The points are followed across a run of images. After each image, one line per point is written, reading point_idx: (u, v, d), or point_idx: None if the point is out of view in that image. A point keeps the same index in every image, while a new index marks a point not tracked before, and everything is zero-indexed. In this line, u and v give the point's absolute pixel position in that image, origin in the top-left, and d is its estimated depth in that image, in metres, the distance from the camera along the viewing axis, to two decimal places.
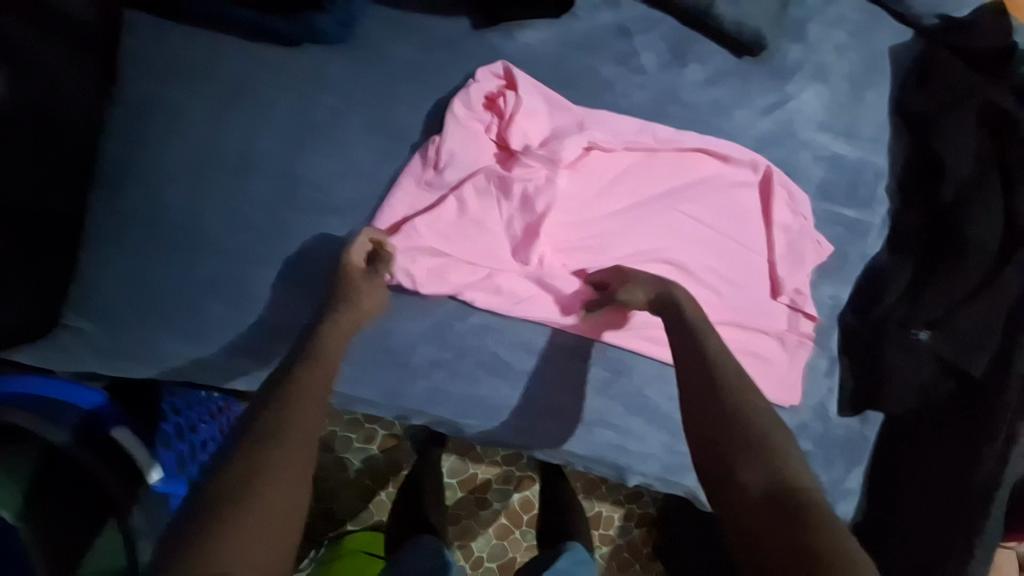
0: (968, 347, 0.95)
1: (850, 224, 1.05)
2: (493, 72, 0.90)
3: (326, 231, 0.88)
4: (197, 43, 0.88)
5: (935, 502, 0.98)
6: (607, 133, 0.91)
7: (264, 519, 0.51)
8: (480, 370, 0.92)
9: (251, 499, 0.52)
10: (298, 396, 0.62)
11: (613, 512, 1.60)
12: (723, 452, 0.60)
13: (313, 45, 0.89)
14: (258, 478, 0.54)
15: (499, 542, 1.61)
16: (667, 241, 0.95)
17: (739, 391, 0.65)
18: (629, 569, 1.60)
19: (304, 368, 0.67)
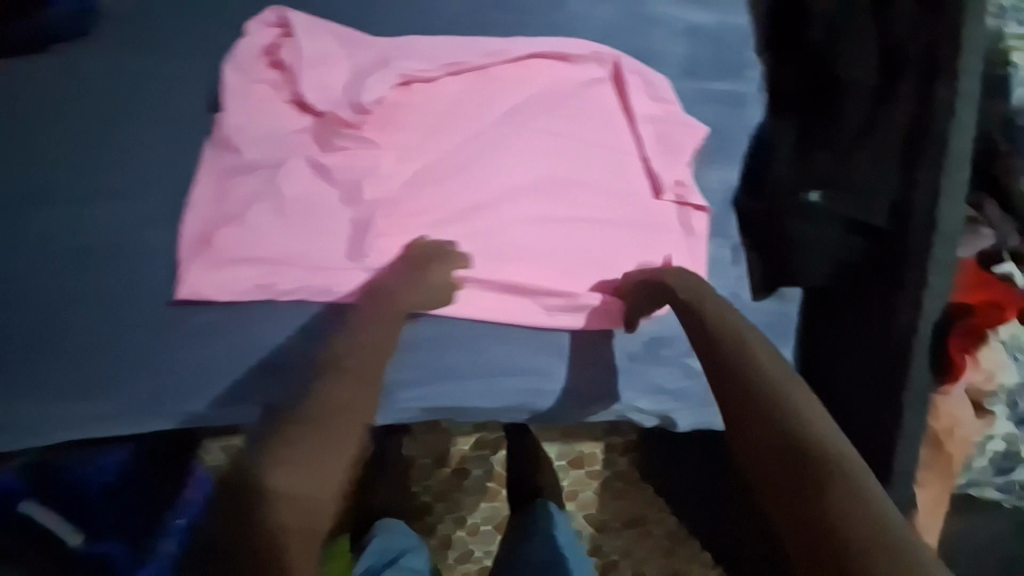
0: (864, 197, 0.87)
1: (725, 98, 0.97)
2: (265, 22, 0.77)
3: (139, 246, 0.78)
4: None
5: (866, 366, 0.93)
6: (419, 60, 0.81)
7: (314, 448, 0.62)
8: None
9: (306, 432, 0.63)
10: (349, 348, 0.71)
11: (595, 449, 1.57)
12: (732, 422, 0.62)
13: (66, 42, 0.79)
14: (312, 418, 0.64)
15: (491, 505, 1.56)
16: (523, 166, 0.88)
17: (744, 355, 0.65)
18: (625, 496, 1.58)
19: (355, 333, 0.73)
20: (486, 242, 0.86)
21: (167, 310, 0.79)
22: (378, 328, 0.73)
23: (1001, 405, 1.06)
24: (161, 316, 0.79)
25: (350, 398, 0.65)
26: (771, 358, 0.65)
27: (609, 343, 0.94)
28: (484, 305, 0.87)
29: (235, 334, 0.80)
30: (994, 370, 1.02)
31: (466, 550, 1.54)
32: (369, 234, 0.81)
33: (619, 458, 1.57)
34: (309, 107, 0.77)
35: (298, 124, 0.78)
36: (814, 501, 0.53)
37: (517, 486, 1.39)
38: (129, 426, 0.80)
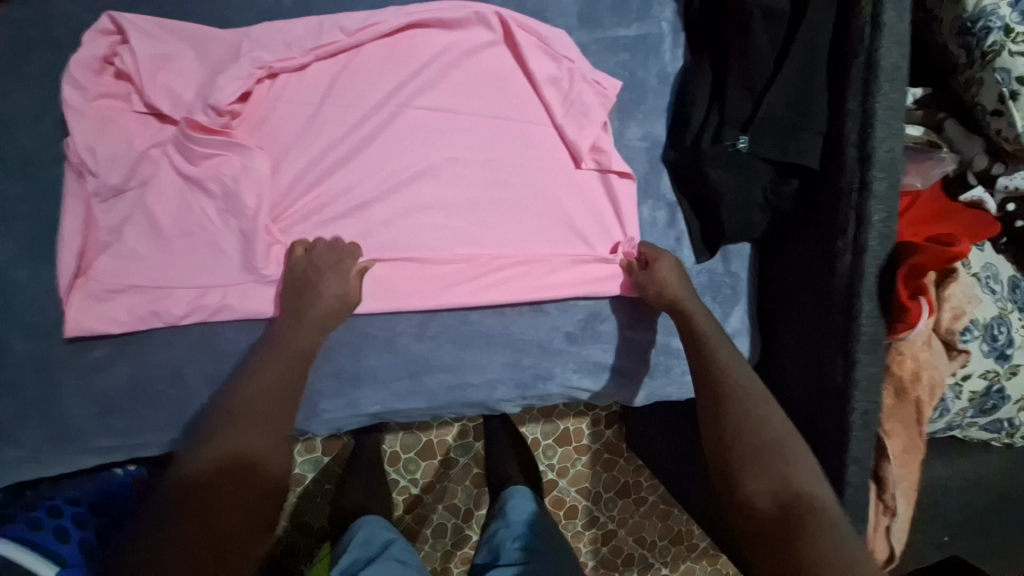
0: (788, 136, 0.80)
1: (635, 45, 0.89)
2: (100, 29, 0.70)
3: (25, 286, 0.75)
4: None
5: (815, 317, 0.87)
6: (277, 48, 0.73)
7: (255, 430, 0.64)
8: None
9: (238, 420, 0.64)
10: (261, 377, 0.69)
11: (580, 424, 1.50)
12: (734, 462, 0.66)
13: None
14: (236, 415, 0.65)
15: (480, 491, 1.48)
16: (417, 149, 0.81)
17: (748, 397, 0.71)
18: (616, 468, 1.53)
19: (263, 361, 0.71)
20: (389, 236, 0.81)
21: (56, 346, 0.75)
22: (281, 361, 0.70)
23: (977, 342, 0.98)
24: (49, 356, 0.75)
25: (271, 387, 0.68)
26: (773, 407, 0.70)
27: (539, 326, 0.89)
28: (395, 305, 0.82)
29: (131, 367, 0.76)
30: (963, 305, 0.95)
31: (462, 537, 1.47)
32: (256, 245, 0.74)
33: (606, 431, 1.51)
34: (165, 116, 0.71)
35: (156, 137, 0.72)
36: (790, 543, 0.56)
37: (492, 470, 1.37)
38: (28, 471, 0.76)
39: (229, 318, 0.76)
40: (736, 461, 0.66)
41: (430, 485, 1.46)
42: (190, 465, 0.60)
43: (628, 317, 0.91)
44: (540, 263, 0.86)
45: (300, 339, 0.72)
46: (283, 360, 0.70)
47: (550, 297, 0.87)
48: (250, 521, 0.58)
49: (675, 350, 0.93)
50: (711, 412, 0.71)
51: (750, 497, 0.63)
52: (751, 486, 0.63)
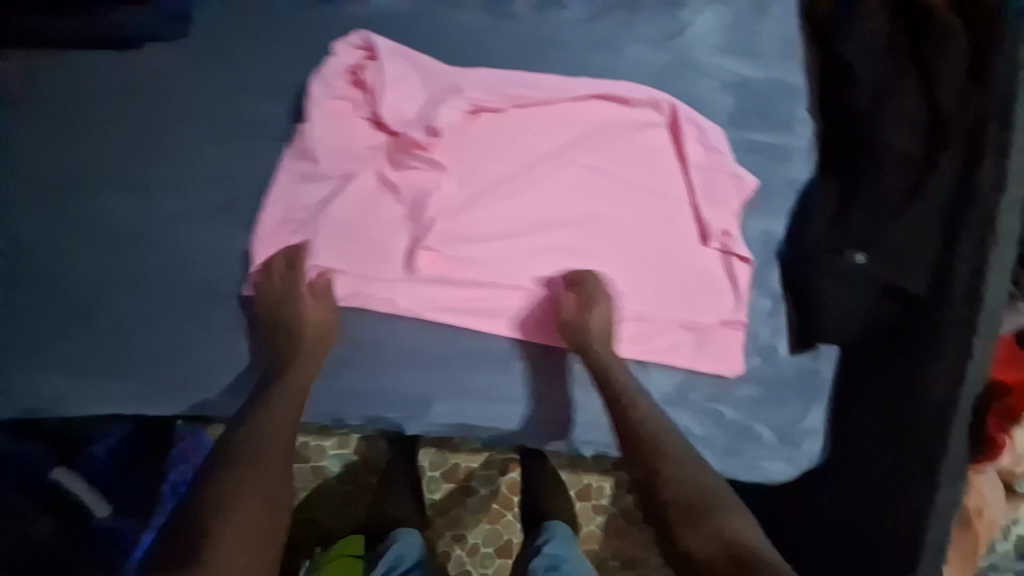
0: (904, 263, 0.89)
1: (768, 150, 0.97)
2: (350, 43, 0.81)
3: (197, 242, 0.80)
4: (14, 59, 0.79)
5: (893, 431, 0.94)
6: (486, 90, 0.84)
7: (235, 539, 0.65)
8: (406, 356, 0.89)
9: (222, 522, 0.65)
10: (270, 417, 0.74)
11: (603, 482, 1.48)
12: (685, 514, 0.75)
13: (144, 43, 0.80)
14: (237, 489, 0.68)
15: (494, 528, 1.43)
16: (573, 198, 0.90)
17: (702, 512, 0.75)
18: (629, 536, 1.47)
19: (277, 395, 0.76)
20: (532, 270, 0.89)
21: (214, 301, 0.81)
22: (290, 399, 0.76)
23: None
24: (209, 311, 0.81)
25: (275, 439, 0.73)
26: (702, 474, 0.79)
27: (634, 383, 0.94)
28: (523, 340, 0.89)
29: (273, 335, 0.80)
30: None
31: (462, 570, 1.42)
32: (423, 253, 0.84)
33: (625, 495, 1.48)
34: (384, 126, 0.81)
35: (370, 140, 0.82)
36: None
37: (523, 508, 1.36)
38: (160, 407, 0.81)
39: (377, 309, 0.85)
40: (689, 510, 0.75)
41: (447, 509, 1.42)
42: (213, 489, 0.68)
43: (715, 390, 0.98)
44: (654, 323, 0.95)
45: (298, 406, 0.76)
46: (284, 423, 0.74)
47: (656, 357, 0.95)
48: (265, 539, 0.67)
49: (750, 432, 1.00)
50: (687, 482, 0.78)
51: (722, 531, 0.73)
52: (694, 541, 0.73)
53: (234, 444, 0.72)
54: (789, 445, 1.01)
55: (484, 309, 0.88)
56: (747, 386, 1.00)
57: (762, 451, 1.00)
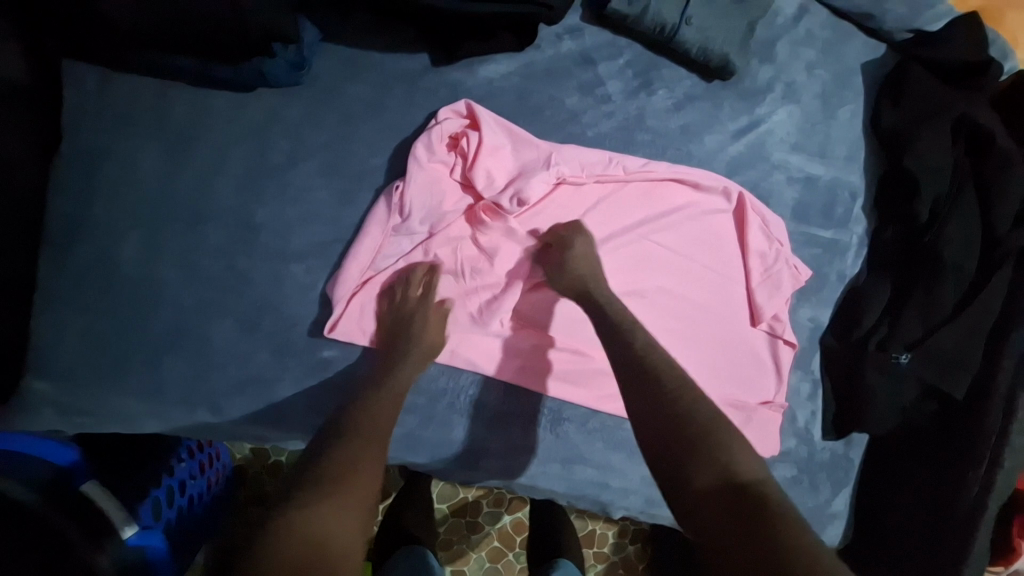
0: (948, 368, 0.94)
1: (827, 245, 1.04)
2: (455, 110, 0.86)
3: (287, 279, 0.83)
4: (147, 92, 0.84)
5: (923, 521, 0.97)
6: (575, 166, 0.89)
7: (334, 513, 0.56)
8: (453, 405, 0.89)
9: (318, 500, 0.57)
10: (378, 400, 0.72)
11: (606, 529, 1.41)
12: (677, 453, 0.61)
13: (265, 88, 0.85)
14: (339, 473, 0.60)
15: (493, 566, 1.40)
16: (642, 272, 0.95)
17: (691, 445, 0.61)
18: None
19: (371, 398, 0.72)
20: (590, 335, 0.92)
21: (294, 338, 0.83)
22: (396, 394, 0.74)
23: None
24: (291, 349, 0.83)
25: (378, 420, 0.69)
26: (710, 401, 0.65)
27: None
28: (576, 412, 0.92)
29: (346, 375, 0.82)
30: None
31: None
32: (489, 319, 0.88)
33: (628, 546, 1.40)
34: (473, 188, 0.86)
35: (459, 202, 0.86)
36: (763, 528, 0.53)
37: (533, 548, 1.24)
38: (243, 435, 0.86)
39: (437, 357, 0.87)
40: (693, 447, 0.60)
41: (449, 543, 1.40)
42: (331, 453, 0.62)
43: None
44: None
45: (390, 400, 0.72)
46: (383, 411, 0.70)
47: None
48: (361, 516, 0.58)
49: None
50: (683, 405, 0.64)
51: (729, 466, 0.58)
52: (700, 476, 0.58)
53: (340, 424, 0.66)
54: (817, 527, 1.03)
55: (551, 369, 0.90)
56: (784, 466, 1.02)
57: None
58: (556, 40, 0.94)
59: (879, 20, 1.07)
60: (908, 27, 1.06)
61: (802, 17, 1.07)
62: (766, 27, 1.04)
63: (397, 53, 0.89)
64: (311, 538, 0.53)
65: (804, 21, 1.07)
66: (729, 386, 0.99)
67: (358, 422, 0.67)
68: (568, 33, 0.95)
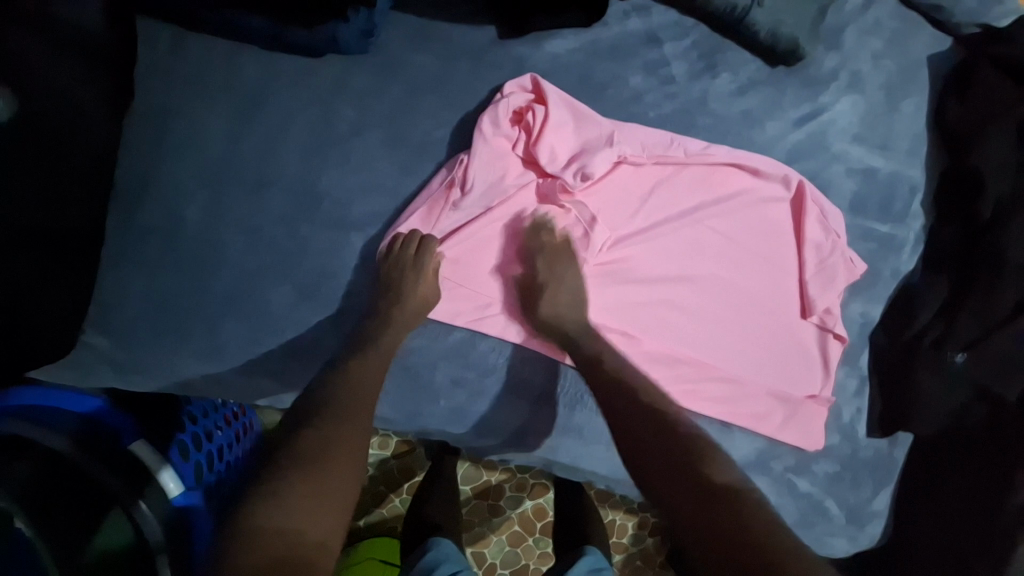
0: (1004, 370, 0.92)
1: (883, 240, 1.03)
2: (520, 85, 0.86)
3: (344, 247, 0.83)
4: (216, 54, 0.84)
5: (959, 522, 0.97)
6: (637, 146, 0.88)
7: (306, 510, 0.58)
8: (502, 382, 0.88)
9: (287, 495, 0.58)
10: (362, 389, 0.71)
11: (627, 520, 1.41)
12: (642, 439, 0.68)
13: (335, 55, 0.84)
14: (314, 459, 0.61)
15: (513, 550, 1.40)
16: (694, 258, 0.94)
17: (650, 433, 0.68)
18: None
19: (353, 367, 0.74)
20: (640, 318, 0.92)
21: (351, 305, 0.83)
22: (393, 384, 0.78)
23: None
24: (346, 315, 0.83)
25: (362, 393, 0.70)
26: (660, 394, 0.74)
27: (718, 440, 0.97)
28: None
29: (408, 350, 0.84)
30: None
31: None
32: None
33: (647, 537, 1.40)
34: (536, 164, 0.86)
35: (521, 178, 0.86)
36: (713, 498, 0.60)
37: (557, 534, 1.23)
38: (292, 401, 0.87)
39: (488, 330, 0.87)
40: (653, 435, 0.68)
41: (470, 525, 1.40)
42: (306, 437, 0.63)
43: (796, 461, 1.01)
44: (748, 388, 0.97)
45: (373, 371, 0.74)
46: (368, 385, 0.72)
47: (741, 421, 0.97)
48: (335, 506, 0.59)
49: (822, 508, 1.02)
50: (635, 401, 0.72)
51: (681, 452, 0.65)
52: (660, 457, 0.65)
53: (315, 411, 0.66)
54: (856, 525, 1.03)
55: None
56: (826, 461, 1.02)
57: (830, 527, 1.03)
58: (623, 18, 0.92)
59: (950, 12, 1.04)
60: (978, 21, 1.04)
61: (871, 5, 1.04)
62: (834, 14, 1.02)
63: (464, 24, 0.88)
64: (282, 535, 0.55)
65: (873, 9, 1.04)
66: (777, 379, 0.98)
67: (334, 403, 0.68)
68: (634, 10, 0.93)
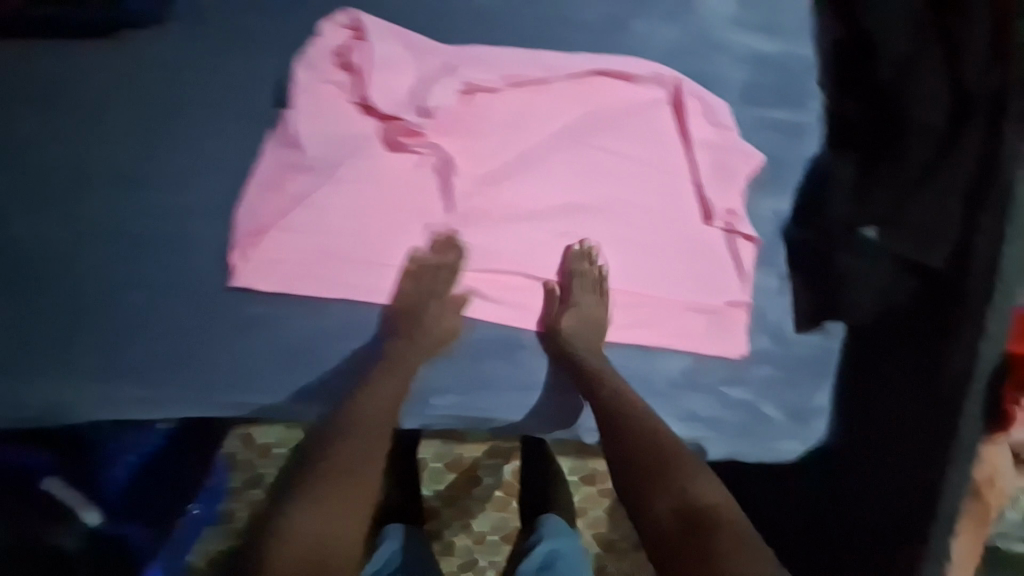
0: (923, 237, 0.85)
1: (782, 126, 0.97)
2: (338, 24, 0.84)
3: (198, 236, 0.80)
4: (48, 66, 0.84)
5: (916, 415, 0.88)
6: (482, 69, 0.85)
7: (325, 514, 0.72)
8: (479, 355, 0.86)
9: (314, 509, 0.72)
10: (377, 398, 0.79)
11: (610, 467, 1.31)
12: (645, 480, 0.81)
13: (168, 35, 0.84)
14: (323, 488, 0.73)
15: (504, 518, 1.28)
16: (575, 179, 0.88)
17: (657, 470, 0.81)
18: None
19: (256, 337, 0.80)
20: (522, 253, 0.86)
21: (216, 293, 0.79)
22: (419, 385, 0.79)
23: None
24: (216, 305, 0.79)
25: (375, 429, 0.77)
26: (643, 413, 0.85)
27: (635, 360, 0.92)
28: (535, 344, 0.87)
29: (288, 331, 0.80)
30: None
31: (468, 560, 1.25)
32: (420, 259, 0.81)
33: None
34: (372, 108, 0.81)
35: (360, 125, 0.81)
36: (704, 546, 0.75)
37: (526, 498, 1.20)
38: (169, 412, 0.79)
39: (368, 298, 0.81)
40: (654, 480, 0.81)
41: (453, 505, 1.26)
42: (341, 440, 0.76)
43: (725, 373, 0.97)
44: (664, 308, 0.92)
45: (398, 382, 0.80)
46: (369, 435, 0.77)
47: (660, 342, 0.92)
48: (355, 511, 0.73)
49: (760, 414, 0.98)
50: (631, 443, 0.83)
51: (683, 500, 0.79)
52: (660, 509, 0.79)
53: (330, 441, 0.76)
54: (801, 424, 0.99)
55: (484, 293, 0.85)
56: (757, 367, 0.98)
57: (772, 431, 0.99)
58: None
59: None
60: None
61: None
62: None
63: None
64: (303, 549, 0.69)
65: None
66: (691, 291, 0.92)
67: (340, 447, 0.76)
68: None
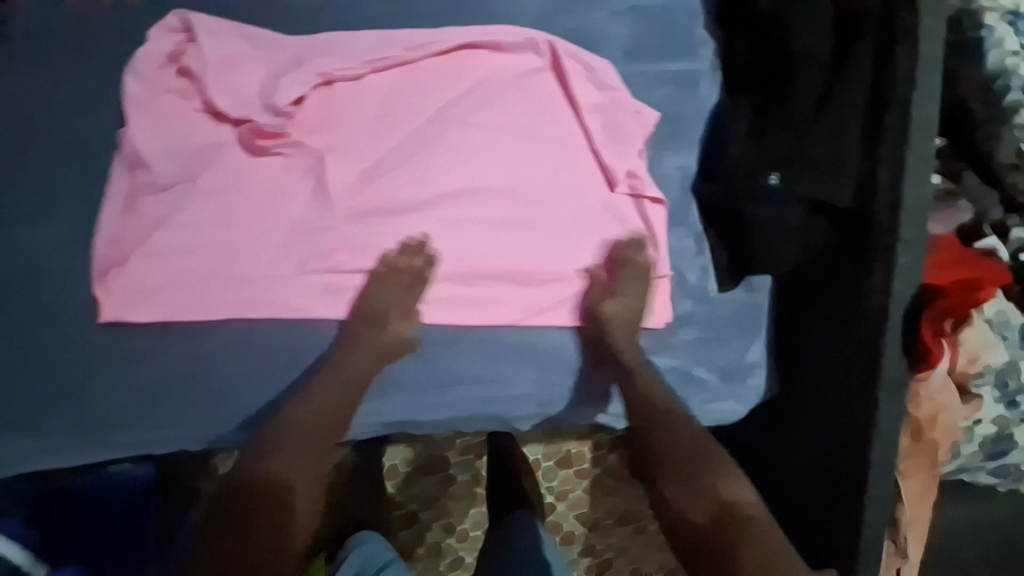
0: (827, 176, 0.79)
1: (675, 79, 0.94)
2: (171, 28, 0.79)
3: (60, 272, 0.76)
4: None
5: (845, 360, 0.83)
6: (339, 57, 0.81)
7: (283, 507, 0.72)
8: (433, 355, 0.83)
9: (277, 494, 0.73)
10: (303, 408, 0.77)
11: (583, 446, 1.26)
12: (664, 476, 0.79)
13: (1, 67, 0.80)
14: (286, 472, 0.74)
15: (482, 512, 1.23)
16: (457, 160, 0.83)
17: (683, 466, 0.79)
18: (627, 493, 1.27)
19: (146, 365, 0.76)
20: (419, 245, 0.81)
21: (85, 329, 0.75)
22: (333, 389, 0.78)
23: (988, 386, 0.93)
24: (87, 341, 0.75)
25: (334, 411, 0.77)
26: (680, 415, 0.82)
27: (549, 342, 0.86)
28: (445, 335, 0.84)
29: (169, 359, 0.76)
30: (977, 350, 0.90)
31: (455, 558, 1.21)
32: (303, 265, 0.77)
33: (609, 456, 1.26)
34: (223, 112, 0.77)
35: (212, 133, 0.77)
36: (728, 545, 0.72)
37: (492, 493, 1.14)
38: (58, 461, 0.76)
39: (252, 314, 0.77)
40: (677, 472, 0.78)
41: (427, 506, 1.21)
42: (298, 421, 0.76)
43: (650, 340, 0.93)
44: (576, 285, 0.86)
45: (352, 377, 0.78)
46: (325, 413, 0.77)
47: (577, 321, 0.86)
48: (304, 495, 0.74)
49: (692, 377, 0.94)
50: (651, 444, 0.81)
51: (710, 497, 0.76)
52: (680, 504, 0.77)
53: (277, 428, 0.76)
54: (736, 383, 0.96)
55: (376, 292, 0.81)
56: (682, 330, 0.95)
57: (708, 394, 0.95)
58: None
59: None
60: None
61: None
62: None
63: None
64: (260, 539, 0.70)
65: None
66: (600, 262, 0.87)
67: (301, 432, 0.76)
68: None
